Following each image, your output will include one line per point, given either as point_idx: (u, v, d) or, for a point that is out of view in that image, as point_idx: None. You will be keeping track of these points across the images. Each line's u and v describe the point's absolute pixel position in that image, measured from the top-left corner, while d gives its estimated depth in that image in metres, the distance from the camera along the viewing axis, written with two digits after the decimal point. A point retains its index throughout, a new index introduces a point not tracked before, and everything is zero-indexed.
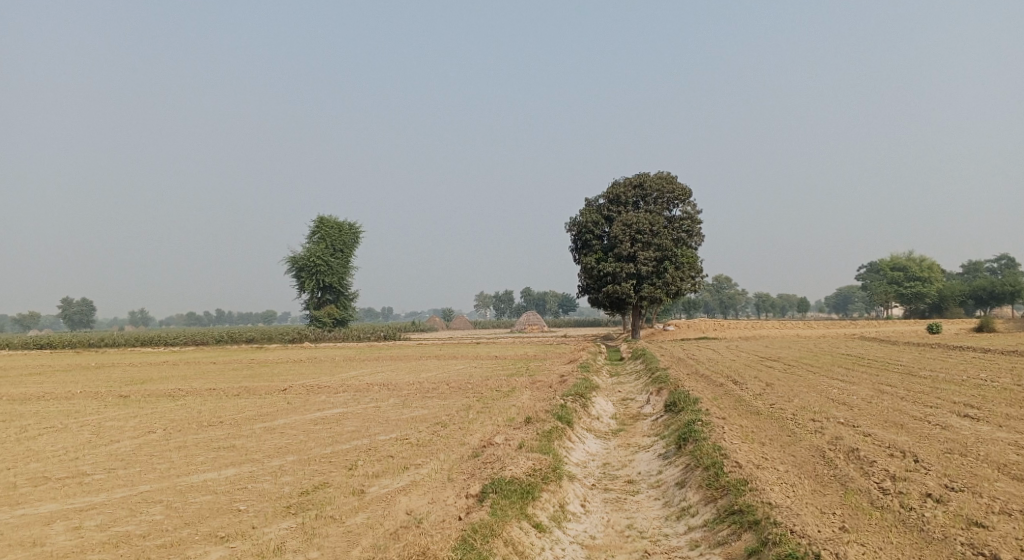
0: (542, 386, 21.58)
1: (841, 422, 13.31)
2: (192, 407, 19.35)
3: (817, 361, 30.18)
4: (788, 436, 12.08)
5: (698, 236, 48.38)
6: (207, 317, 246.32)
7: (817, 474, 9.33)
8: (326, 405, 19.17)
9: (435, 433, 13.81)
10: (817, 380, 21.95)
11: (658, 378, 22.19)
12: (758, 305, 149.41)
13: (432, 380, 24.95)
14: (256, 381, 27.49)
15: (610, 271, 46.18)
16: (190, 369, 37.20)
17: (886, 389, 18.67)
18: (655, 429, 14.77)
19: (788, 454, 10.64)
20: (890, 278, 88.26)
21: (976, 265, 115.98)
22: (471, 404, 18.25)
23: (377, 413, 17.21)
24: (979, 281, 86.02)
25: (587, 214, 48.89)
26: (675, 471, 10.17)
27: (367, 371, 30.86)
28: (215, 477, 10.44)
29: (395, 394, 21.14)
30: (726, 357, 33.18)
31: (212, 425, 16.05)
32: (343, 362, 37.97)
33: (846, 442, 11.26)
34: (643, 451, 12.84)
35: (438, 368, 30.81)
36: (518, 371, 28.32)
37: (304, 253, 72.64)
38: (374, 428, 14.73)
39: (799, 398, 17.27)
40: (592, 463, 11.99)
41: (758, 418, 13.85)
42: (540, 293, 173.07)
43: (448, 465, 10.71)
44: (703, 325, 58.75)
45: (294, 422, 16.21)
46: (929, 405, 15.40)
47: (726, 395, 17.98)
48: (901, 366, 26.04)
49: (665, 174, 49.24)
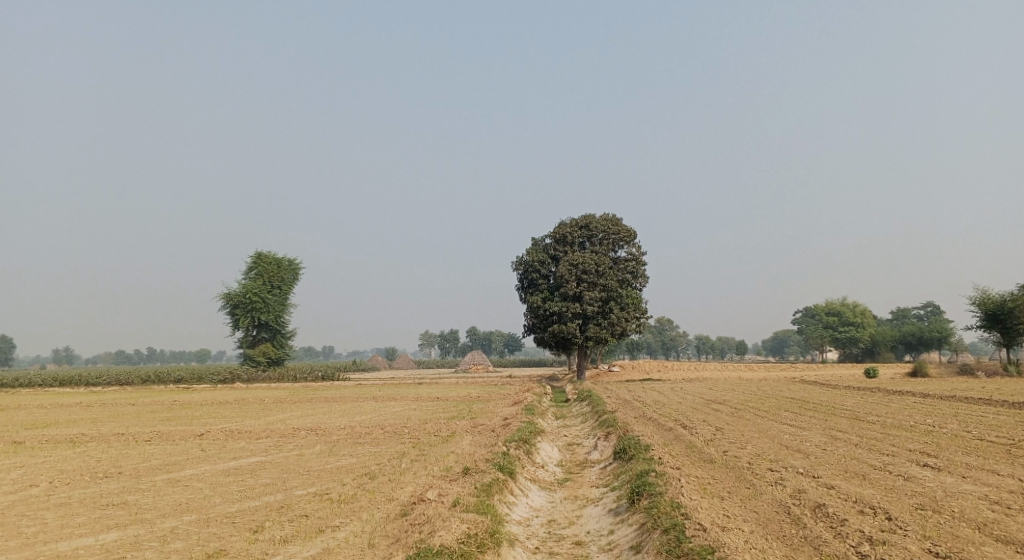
0: (484, 430, 20.28)
1: (800, 472, 12.49)
2: (90, 456, 17.17)
3: (763, 404, 29.78)
4: (748, 489, 11.14)
5: (643, 278, 48.30)
6: (136, 354, 234.65)
7: (786, 537, 8.34)
8: (244, 453, 17.33)
9: (361, 486, 12.34)
10: (766, 425, 21.32)
11: (604, 422, 21.18)
12: (700, 347, 151.82)
13: (366, 424, 23.24)
14: (173, 426, 25.13)
15: (556, 311, 45.41)
16: (104, 411, 34.21)
17: (838, 435, 18.11)
18: (604, 479, 13.64)
19: (751, 511, 9.64)
20: (826, 323, 90.09)
21: (903, 312, 121.00)
22: (406, 451, 16.76)
23: (299, 463, 15.50)
24: (908, 327, 89.03)
25: (534, 253, 48.34)
26: (629, 532, 9.04)
27: (298, 414, 28.81)
28: (87, 542, 8.72)
29: (324, 440, 19.41)
30: (673, 400, 32.52)
31: (107, 477, 14.04)
32: (274, 404, 35.59)
33: (811, 497, 10.37)
34: (591, 505, 11.66)
35: (375, 411, 28.96)
36: (459, 414, 26.89)
37: (239, 289, 69.53)
38: (292, 481, 13.10)
39: (752, 445, 16.49)
40: (536, 522, 10.71)
41: (713, 468, 12.93)
42: (486, 333, 171.44)
43: (371, 528, 9.34)
44: (648, 367, 58.43)
45: (203, 474, 14.37)
46: (885, 454, 14.79)
47: (677, 440, 17.05)
48: (847, 410, 25.77)
49: (610, 215, 49.26)
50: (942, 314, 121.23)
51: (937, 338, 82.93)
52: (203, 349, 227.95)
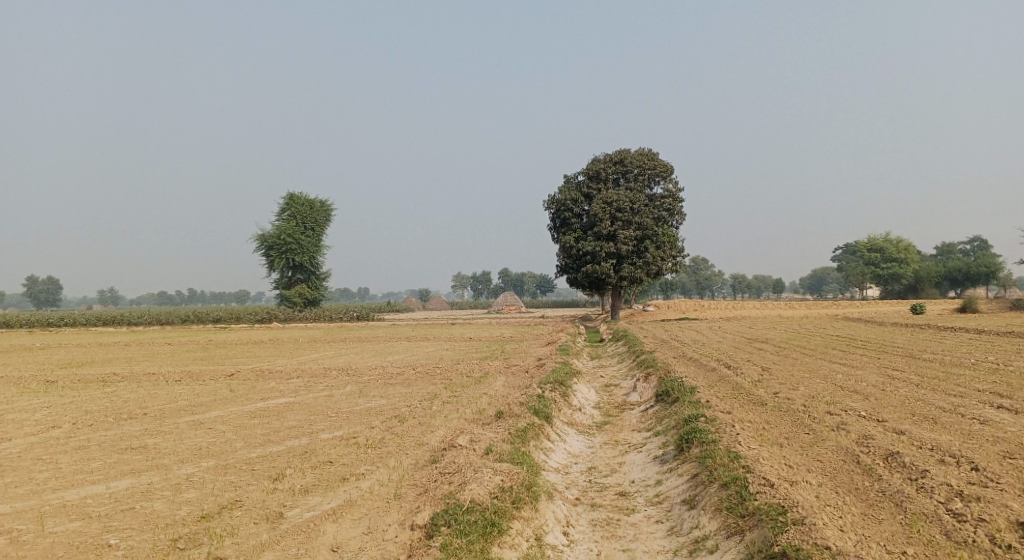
0: (518, 371, 19.57)
1: (864, 416, 11.42)
2: (119, 396, 16.95)
3: (808, 343, 28.54)
4: (808, 434, 10.16)
5: (680, 215, 46.57)
6: (179, 296, 240.85)
7: (860, 491, 7.39)
8: (272, 395, 16.91)
9: (389, 430, 11.70)
10: (816, 364, 20.18)
11: (643, 362, 20.31)
12: (735, 286, 149.46)
13: (397, 364, 22.77)
14: (206, 366, 25.00)
15: (589, 250, 44.16)
16: (141, 351, 34.50)
17: (895, 374, 16.92)
18: (647, 423, 12.78)
19: (815, 461, 8.67)
20: (867, 260, 87.19)
21: (949, 247, 116.57)
22: (437, 393, 16.12)
23: (327, 405, 14.97)
24: (954, 262, 85.82)
25: (566, 191, 46.83)
26: (680, 484, 8.19)
27: (330, 354, 28.55)
28: (98, 491, 8.20)
29: (354, 380, 18.93)
30: (711, 339, 31.49)
31: (132, 419, 13.68)
32: (308, 344, 35.52)
33: (881, 444, 9.33)
34: (634, 452, 10.83)
35: (406, 351, 28.53)
36: (492, 354, 26.32)
37: (273, 231, 69.56)
38: (318, 424, 12.54)
39: (804, 386, 15.44)
40: (575, 469, 9.94)
41: (766, 412, 11.96)
42: (518, 274, 171.02)
43: (397, 477, 8.68)
44: (684, 306, 57.21)
45: (229, 416, 13.95)
46: (952, 395, 13.60)
47: (723, 382, 16.06)
48: (898, 348, 24.43)
49: (646, 150, 47.20)
50: (991, 249, 116.47)
51: (985, 272, 79.87)
52: (241, 291, 233.00)
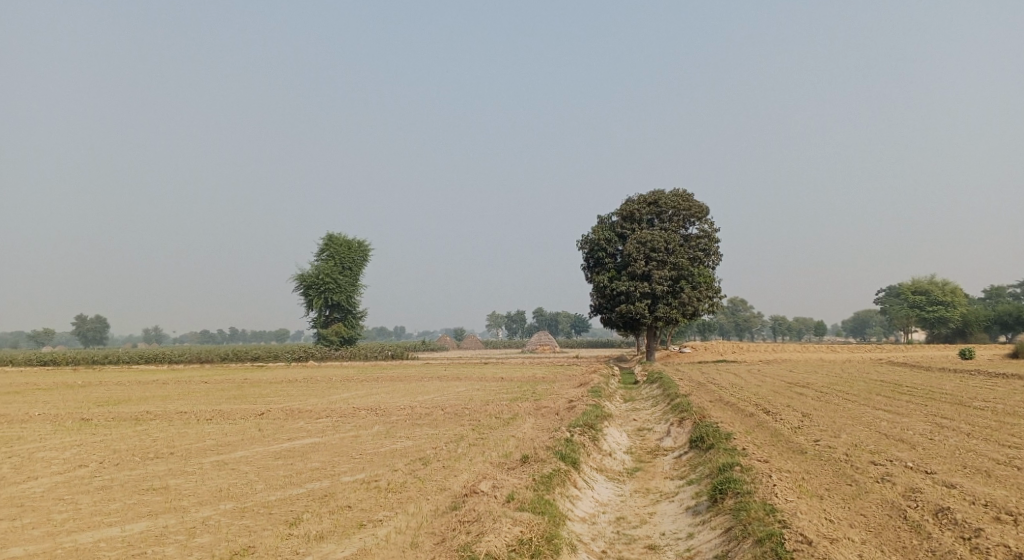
0: (547, 413, 19.16)
1: (911, 467, 10.74)
2: (149, 435, 17.06)
3: (851, 387, 27.45)
4: (849, 486, 9.57)
5: (716, 255, 45.90)
6: (220, 334, 245.80)
7: (907, 550, 6.83)
8: (299, 435, 16.83)
9: (412, 473, 11.45)
10: (859, 410, 19.32)
11: (677, 406, 19.72)
12: (774, 328, 146.07)
13: (426, 405, 22.55)
14: (238, 404, 25.10)
15: (623, 291, 43.67)
16: (178, 389, 34.93)
17: (945, 422, 16.04)
18: (679, 471, 12.25)
19: (858, 515, 8.11)
20: (913, 302, 84.49)
21: (999, 290, 112.34)
22: (464, 435, 15.82)
23: (352, 446, 14.80)
24: (1006, 305, 82.62)
25: (600, 231, 46.67)
26: (713, 538, 7.73)
27: (361, 394, 28.48)
28: (112, 533, 8.13)
29: (381, 421, 18.76)
30: (749, 382, 30.56)
31: (157, 458, 13.69)
32: (340, 383, 35.58)
33: (930, 497, 8.71)
34: (665, 501, 10.34)
35: (437, 391, 28.33)
36: (523, 396, 25.93)
37: (311, 270, 70.70)
38: (341, 466, 12.36)
39: (847, 433, 14.72)
40: (602, 519, 9.49)
41: (806, 461, 11.36)
42: (553, 314, 170.36)
43: (415, 523, 8.41)
44: (721, 347, 55.95)
45: (254, 456, 13.87)
46: (1007, 445, 12.77)
47: (761, 428, 15.41)
48: (948, 394, 23.30)
49: (681, 190, 46.89)
50: None
51: None
52: (280, 330, 236.63)
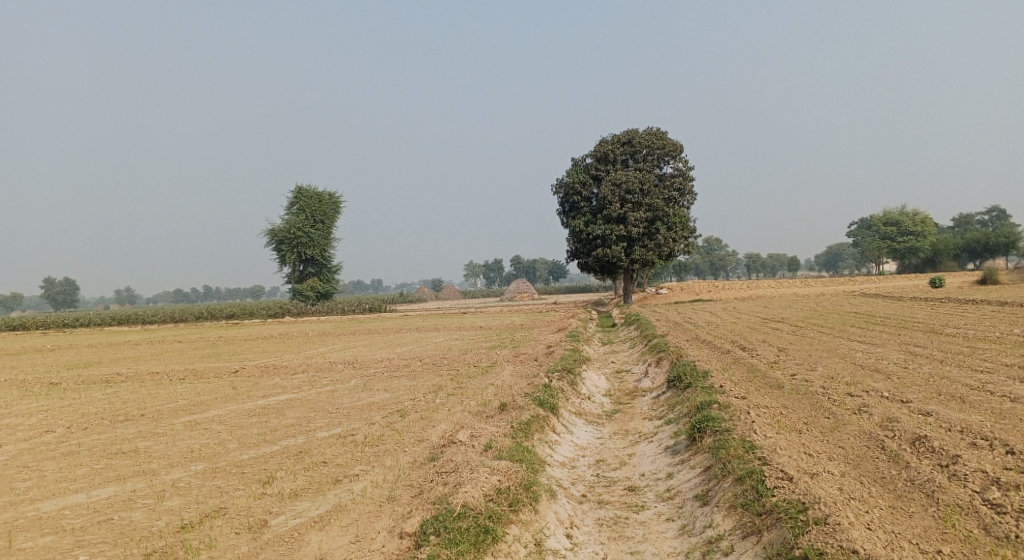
0: (526, 359, 19.08)
1: (886, 397, 10.80)
2: (119, 397, 16.67)
3: (825, 320, 27.82)
4: (827, 419, 9.58)
5: (690, 195, 45.71)
6: (194, 293, 242.73)
7: (886, 481, 6.83)
8: (274, 391, 16.57)
9: (389, 426, 11.28)
10: (834, 342, 19.52)
11: (655, 346, 19.75)
12: (749, 266, 147.93)
13: (404, 356, 22.38)
14: (212, 363, 24.71)
15: (599, 234, 43.46)
16: (152, 349, 34.33)
17: (917, 351, 16.25)
18: (658, 411, 12.25)
19: (836, 448, 8.11)
20: (883, 234, 85.62)
21: (966, 219, 114.56)
22: (442, 385, 15.68)
23: (328, 400, 14.58)
24: (973, 233, 84.18)
25: (574, 174, 46.09)
26: (693, 478, 7.68)
27: (338, 347, 28.20)
28: (76, 501, 7.85)
29: (358, 374, 18.54)
30: (725, 320, 30.81)
31: (127, 421, 13.34)
32: (317, 337, 35.22)
33: (907, 427, 8.74)
34: (644, 442, 10.31)
35: (415, 342, 28.15)
36: (501, 342, 25.88)
37: (282, 225, 69.32)
38: (316, 421, 12.15)
39: (822, 366, 14.83)
40: (581, 463, 9.43)
41: (783, 396, 11.38)
42: (531, 260, 170.39)
43: (392, 477, 8.25)
44: (697, 287, 56.39)
45: (228, 415, 13.60)
46: (979, 371, 12.94)
47: (738, 365, 15.46)
48: (919, 323, 23.67)
49: (655, 129, 46.27)
50: (1010, 219, 114.23)
51: (1005, 243, 78.28)
52: (256, 286, 234.05)
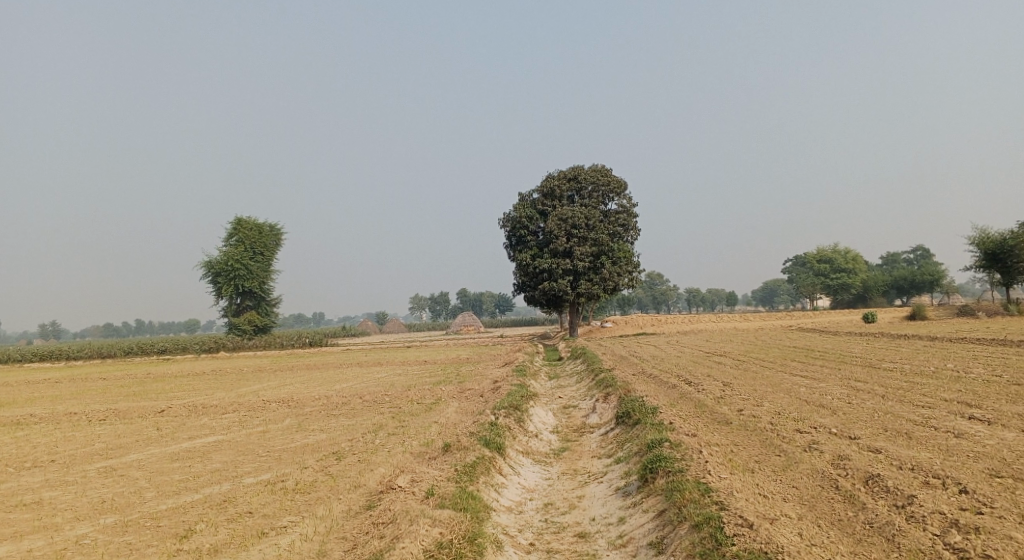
0: (472, 396, 18.51)
1: (834, 433, 10.75)
2: (28, 441, 15.27)
3: (767, 355, 28.24)
4: (778, 457, 9.39)
5: (635, 230, 46.36)
6: (124, 327, 231.78)
7: (844, 523, 6.61)
8: (201, 433, 15.48)
9: (324, 470, 10.54)
10: (778, 377, 19.69)
11: (602, 381, 19.52)
12: (690, 300, 151.18)
13: (344, 393, 21.46)
14: (137, 401, 23.17)
15: (546, 268, 43.44)
16: (71, 387, 32.12)
17: (859, 385, 16.45)
18: (607, 448, 11.89)
19: (790, 488, 7.89)
20: (818, 270, 88.82)
21: (893, 257, 120.24)
22: (383, 424, 14.96)
23: (259, 443, 13.66)
24: (900, 271, 88.17)
25: (521, 208, 46.18)
26: (646, 523, 7.30)
27: (274, 384, 26.96)
28: None
29: (294, 413, 17.60)
30: (669, 354, 30.96)
31: (32, 467, 12.12)
32: (252, 374, 33.68)
33: (859, 465, 8.61)
34: (593, 483, 9.90)
35: (356, 378, 27.17)
36: (446, 378, 25.21)
37: (220, 257, 66.99)
38: (245, 466, 11.29)
39: (769, 401, 14.82)
40: (529, 508, 8.93)
41: (733, 432, 11.20)
42: (477, 294, 169.87)
43: (324, 528, 7.56)
44: (642, 320, 56.94)
45: (148, 459, 12.54)
46: (920, 406, 13.09)
47: (686, 400, 15.31)
48: (857, 358, 24.23)
49: (599, 166, 46.95)
50: (932, 258, 120.47)
51: (930, 280, 82.23)
52: (191, 320, 225.24)
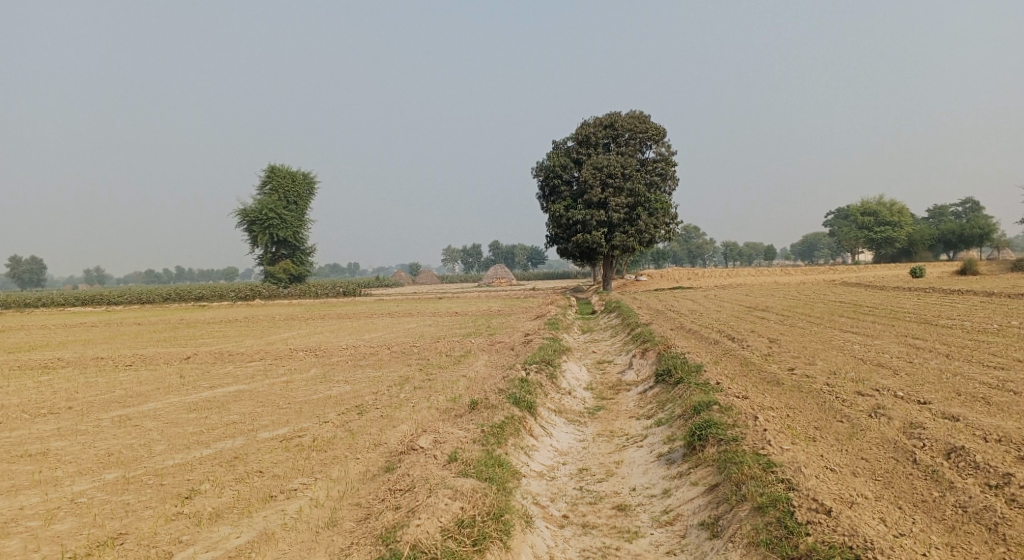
0: (502, 349, 17.83)
1: (901, 397, 9.67)
2: (52, 386, 15.11)
3: (811, 310, 26.94)
4: (841, 423, 8.41)
5: (673, 180, 44.62)
6: (167, 274, 237.57)
7: (932, 506, 5.69)
8: (224, 382, 15.12)
9: (343, 426, 9.93)
10: (827, 333, 18.53)
11: (638, 336, 18.60)
12: (726, 254, 148.08)
13: (372, 343, 21.03)
14: (167, 348, 23.11)
15: (579, 219, 42.14)
16: (108, 332, 32.47)
17: (919, 343, 15.23)
18: (646, 409, 11.05)
19: (861, 460, 6.94)
20: (861, 224, 85.40)
21: (941, 210, 115.36)
22: (409, 376, 14.38)
23: (280, 394, 13.17)
24: (948, 224, 84.49)
25: (555, 157, 44.65)
26: (696, 497, 6.47)
27: (305, 332, 26.74)
28: None
29: (320, 363, 17.17)
30: (707, 308, 29.85)
31: (49, 414, 11.82)
32: (284, 322, 33.66)
33: (937, 434, 7.57)
34: (632, 447, 9.08)
35: (384, 328, 26.71)
36: (476, 330, 24.61)
37: (254, 205, 66.99)
38: (262, 420, 10.81)
39: (821, 360, 13.73)
40: (562, 473, 8.18)
41: (786, 395, 10.21)
42: (509, 245, 169.09)
43: (337, 493, 6.91)
44: (678, 274, 55.50)
45: (166, 409, 12.13)
46: (993, 367, 11.86)
47: (730, 357, 14.31)
48: (910, 314, 22.81)
49: (636, 112, 44.97)
50: (983, 211, 115.17)
51: (980, 233, 78.62)
52: (230, 268, 229.48)
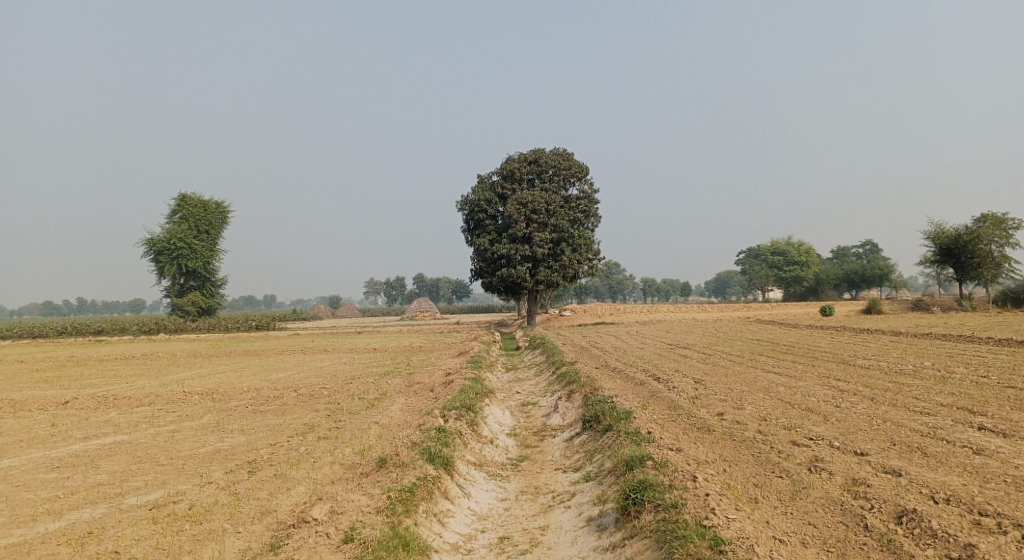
0: (419, 391, 16.66)
1: (837, 447, 9.24)
2: None
3: (732, 348, 27.06)
4: (783, 479, 7.80)
5: (596, 217, 44.93)
6: (64, 306, 221.37)
7: None
8: (101, 431, 13.23)
9: (230, 488, 8.55)
10: (750, 373, 18.34)
11: (563, 376, 17.87)
12: (646, 290, 151.83)
13: (280, 384, 19.36)
14: (44, 390, 20.55)
15: (504, 254, 41.54)
16: None
17: (842, 386, 15.14)
18: (574, 460, 10.21)
19: (811, 527, 6.29)
20: (771, 263, 89.16)
21: (843, 251, 122.46)
22: (315, 423, 13.00)
23: (164, 446, 11.54)
24: (851, 265, 89.26)
25: (480, 191, 44.13)
26: None
27: (207, 371, 24.58)
28: None
29: (217, 408, 15.46)
30: (631, 345, 29.65)
31: None
32: (186, 359, 31.12)
33: (883, 493, 7.04)
34: (558, 508, 8.17)
35: (296, 367, 24.90)
36: (395, 368, 23.31)
37: (161, 234, 63.06)
38: (134, 481, 9.24)
39: (749, 403, 13.32)
40: (480, 544, 7.19)
41: (719, 445, 9.59)
42: (433, 279, 167.28)
43: None
44: (601, 309, 55.74)
45: (20, 468, 10.29)
46: (919, 412, 11.69)
47: (658, 400, 13.71)
48: (827, 353, 23.15)
49: (561, 149, 45.27)
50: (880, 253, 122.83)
51: (879, 274, 83.38)
52: (135, 300, 216.49)
